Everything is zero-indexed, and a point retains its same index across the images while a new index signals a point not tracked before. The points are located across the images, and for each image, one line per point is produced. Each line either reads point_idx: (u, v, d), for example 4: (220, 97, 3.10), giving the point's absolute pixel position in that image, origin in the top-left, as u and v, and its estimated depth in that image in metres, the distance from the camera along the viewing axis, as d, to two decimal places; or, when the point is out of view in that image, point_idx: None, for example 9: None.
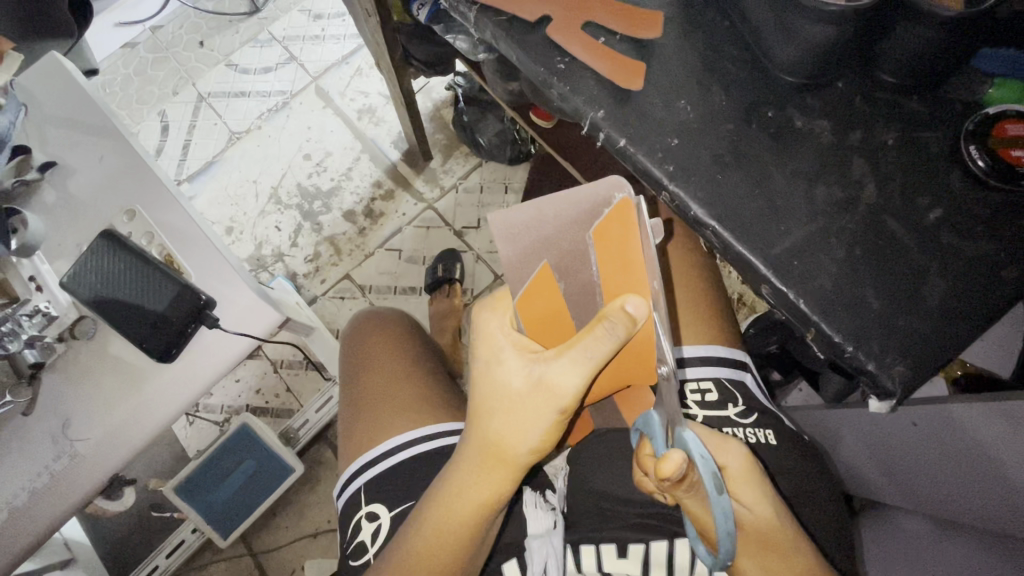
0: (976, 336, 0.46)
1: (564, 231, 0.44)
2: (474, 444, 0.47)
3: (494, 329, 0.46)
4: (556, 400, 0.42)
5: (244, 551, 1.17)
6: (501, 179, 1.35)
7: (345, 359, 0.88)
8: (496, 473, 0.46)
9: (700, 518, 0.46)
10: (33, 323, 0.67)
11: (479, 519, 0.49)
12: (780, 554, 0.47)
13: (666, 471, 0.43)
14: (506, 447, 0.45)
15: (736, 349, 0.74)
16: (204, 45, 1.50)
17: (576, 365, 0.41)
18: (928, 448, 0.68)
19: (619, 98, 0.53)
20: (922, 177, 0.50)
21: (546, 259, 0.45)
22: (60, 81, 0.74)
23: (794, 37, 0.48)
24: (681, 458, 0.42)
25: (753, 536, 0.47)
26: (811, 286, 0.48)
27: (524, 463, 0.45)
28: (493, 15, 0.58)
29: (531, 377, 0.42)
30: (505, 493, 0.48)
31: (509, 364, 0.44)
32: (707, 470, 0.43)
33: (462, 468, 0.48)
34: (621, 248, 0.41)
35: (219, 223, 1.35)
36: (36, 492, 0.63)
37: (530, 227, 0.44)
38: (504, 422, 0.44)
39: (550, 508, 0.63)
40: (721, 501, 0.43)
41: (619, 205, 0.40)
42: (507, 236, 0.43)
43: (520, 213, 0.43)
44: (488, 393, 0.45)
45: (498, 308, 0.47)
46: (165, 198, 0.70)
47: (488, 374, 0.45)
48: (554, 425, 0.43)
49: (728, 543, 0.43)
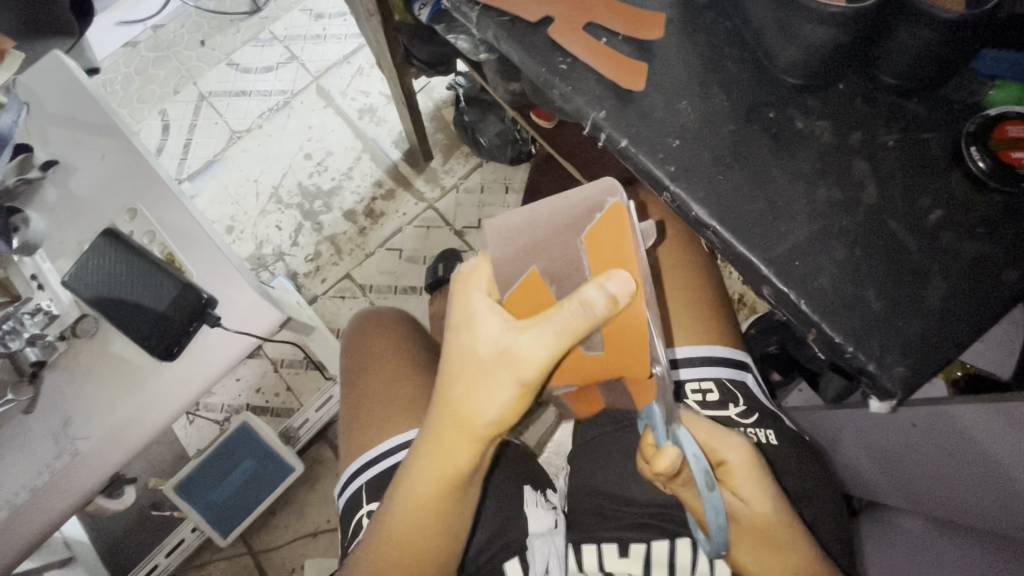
0: (976, 337, 0.46)
1: (555, 234, 0.45)
2: (438, 414, 0.46)
3: (471, 292, 0.45)
4: (520, 371, 0.41)
5: (243, 550, 1.17)
6: (502, 179, 1.35)
7: (346, 357, 0.88)
8: (455, 446, 0.45)
9: (693, 505, 0.49)
10: (35, 321, 0.67)
11: (441, 494, 0.48)
12: (776, 547, 0.49)
13: (661, 466, 0.45)
14: (466, 417, 0.44)
15: (736, 349, 0.74)
16: (204, 44, 1.51)
17: (545, 336, 0.40)
18: (930, 450, 0.68)
19: (621, 98, 0.54)
20: (922, 178, 0.50)
21: (535, 264, 0.46)
22: (62, 80, 0.74)
23: (795, 39, 0.48)
24: (676, 454, 0.44)
25: (748, 528, 0.49)
26: (812, 287, 0.48)
27: (483, 437, 0.45)
28: (495, 16, 0.58)
29: (499, 346, 0.42)
30: (464, 469, 0.47)
31: (479, 331, 0.43)
32: (700, 468, 0.45)
33: (426, 440, 0.47)
34: (613, 251, 0.42)
35: (219, 222, 1.35)
36: (36, 491, 0.63)
37: (525, 229, 0.45)
38: (467, 390, 0.43)
39: (550, 507, 0.66)
40: (711, 497, 0.45)
41: (610, 211, 0.41)
42: (497, 237, 0.44)
43: (515, 215, 0.44)
44: (455, 361, 0.44)
45: (477, 274, 0.46)
46: (166, 197, 0.70)
47: (457, 339, 0.44)
48: (517, 398, 0.42)
49: (718, 532, 0.47)
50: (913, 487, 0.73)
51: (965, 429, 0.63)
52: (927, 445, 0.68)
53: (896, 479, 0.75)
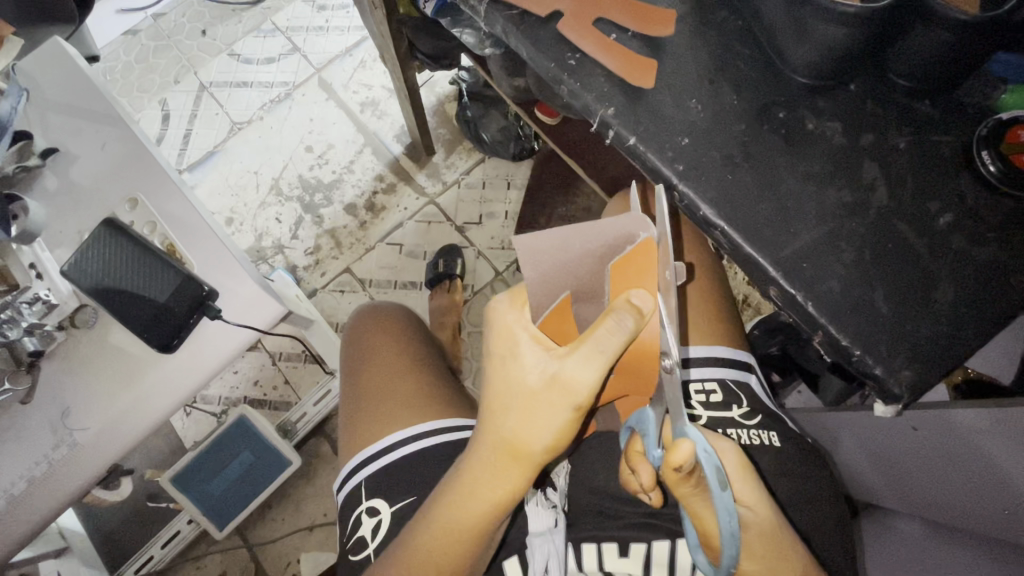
0: (985, 342, 0.46)
1: (585, 260, 0.43)
2: (488, 443, 0.45)
3: (511, 322, 0.43)
4: (573, 396, 0.40)
5: (240, 543, 1.17)
6: (504, 175, 1.34)
7: (347, 350, 0.88)
8: (509, 472, 0.45)
9: (702, 522, 0.44)
10: (33, 311, 0.66)
11: (490, 517, 0.48)
12: (779, 555, 0.46)
13: (675, 461, 0.41)
14: (520, 445, 0.43)
15: (739, 350, 0.74)
16: (206, 33, 1.49)
17: (590, 359, 0.40)
18: (932, 456, 0.67)
19: (630, 96, 0.53)
20: (932, 181, 0.50)
21: (569, 289, 0.45)
22: (61, 65, 0.74)
23: (810, 38, 0.48)
24: (692, 447, 0.40)
25: (757, 536, 0.46)
26: (820, 288, 0.48)
27: (538, 462, 0.44)
28: (504, 10, 0.58)
29: (547, 373, 0.41)
30: (517, 492, 0.46)
31: (526, 359, 0.42)
32: (712, 464, 0.42)
33: (475, 466, 0.46)
34: (635, 279, 0.41)
35: (218, 213, 1.34)
36: (33, 482, 0.63)
37: (553, 254, 0.41)
38: (520, 420, 0.42)
39: (550, 506, 0.62)
40: (725, 498, 0.42)
41: (642, 244, 0.40)
42: (532, 263, 0.41)
43: (545, 242, 0.40)
44: (503, 389, 0.43)
45: (512, 297, 0.44)
46: (168, 187, 0.69)
47: (503, 369, 0.43)
48: (569, 422, 0.42)
49: (732, 544, 0.42)
50: (913, 488, 0.72)
51: (974, 437, 0.62)
52: (930, 451, 0.67)
53: (895, 479, 0.75)
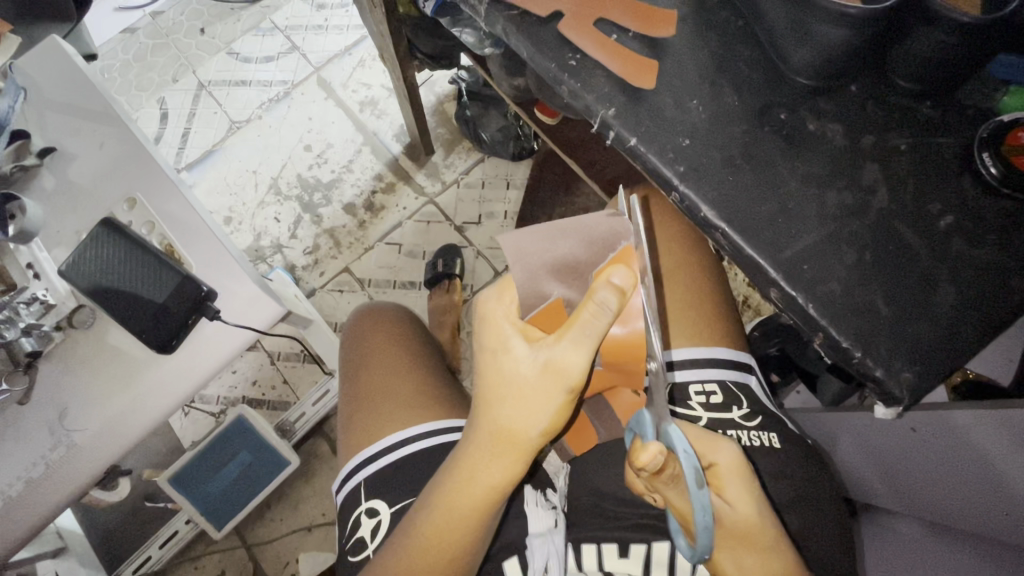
0: (985, 345, 0.46)
1: (576, 259, 0.45)
2: (483, 431, 0.45)
3: (498, 312, 0.43)
4: (566, 381, 0.41)
5: (238, 543, 1.17)
6: (503, 175, 1.34)
7: (346, 349, 0.88)
8: (507, 458, 0.45)
9: (679, 511, 0.44)
10: (31, 311, 0.67)
11: (487, 504, 0.47)
12: (758, 550, 0.46)
13: (644, 461, 0.41)
14: (516, 432, 0.43)
15: (738, 351, 0.73)
16: (204, 32, 1.49)
17: (579, 343, 0.40)
18: (929, 456, 0.67)
19: (631, 96, 0.53)
20: (933, 183, 0.49)
21: (559, 293, 0.46)
22: (60, 64, 0.73)
23: (811, 41, 0.48)
24: (660, 447, 0.41)
25: (733, 533, 0.46)
26: (821, 291, 0.47)
27: (535, 445, 0.44)
28: (504, 10, 0.57)
29: (538, 362, 0.41)
30: (514, 476, 0.46)
31: (517, 351, 0.42)
32: (691, 464, 0.41)
33: (470, 454, 0.46)
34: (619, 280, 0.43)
35: (218, 213, 1.33)
36: (30, 483, 0.62)
37: (540, 250, 0.45)
38: (514, 408, 0.42)
39: (550, 507, 0.63)
40: (701, 496, 0.41)
41: (621, 251, 0.43)
42: (520, 260, 0.45)
43: (530, 237, 0.45)
44: (495, 381, 0.43)
45: (498, 288, 0.44)
46: (166, 186, 0.69)
47: (494, 362, 0.43)
48: (563, 405, 0.42)
49: (706, 535, 0.41)
50: (911, 492, 0.72)
51: (974, 439, 0.62)
52: (928, 450, 0.67)
53: (891, 480, 0.75)
